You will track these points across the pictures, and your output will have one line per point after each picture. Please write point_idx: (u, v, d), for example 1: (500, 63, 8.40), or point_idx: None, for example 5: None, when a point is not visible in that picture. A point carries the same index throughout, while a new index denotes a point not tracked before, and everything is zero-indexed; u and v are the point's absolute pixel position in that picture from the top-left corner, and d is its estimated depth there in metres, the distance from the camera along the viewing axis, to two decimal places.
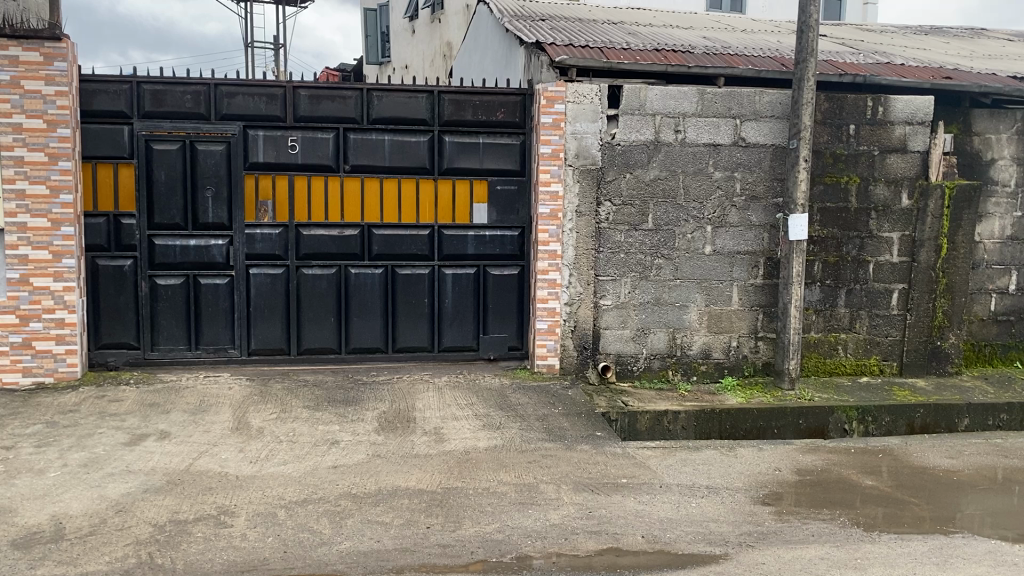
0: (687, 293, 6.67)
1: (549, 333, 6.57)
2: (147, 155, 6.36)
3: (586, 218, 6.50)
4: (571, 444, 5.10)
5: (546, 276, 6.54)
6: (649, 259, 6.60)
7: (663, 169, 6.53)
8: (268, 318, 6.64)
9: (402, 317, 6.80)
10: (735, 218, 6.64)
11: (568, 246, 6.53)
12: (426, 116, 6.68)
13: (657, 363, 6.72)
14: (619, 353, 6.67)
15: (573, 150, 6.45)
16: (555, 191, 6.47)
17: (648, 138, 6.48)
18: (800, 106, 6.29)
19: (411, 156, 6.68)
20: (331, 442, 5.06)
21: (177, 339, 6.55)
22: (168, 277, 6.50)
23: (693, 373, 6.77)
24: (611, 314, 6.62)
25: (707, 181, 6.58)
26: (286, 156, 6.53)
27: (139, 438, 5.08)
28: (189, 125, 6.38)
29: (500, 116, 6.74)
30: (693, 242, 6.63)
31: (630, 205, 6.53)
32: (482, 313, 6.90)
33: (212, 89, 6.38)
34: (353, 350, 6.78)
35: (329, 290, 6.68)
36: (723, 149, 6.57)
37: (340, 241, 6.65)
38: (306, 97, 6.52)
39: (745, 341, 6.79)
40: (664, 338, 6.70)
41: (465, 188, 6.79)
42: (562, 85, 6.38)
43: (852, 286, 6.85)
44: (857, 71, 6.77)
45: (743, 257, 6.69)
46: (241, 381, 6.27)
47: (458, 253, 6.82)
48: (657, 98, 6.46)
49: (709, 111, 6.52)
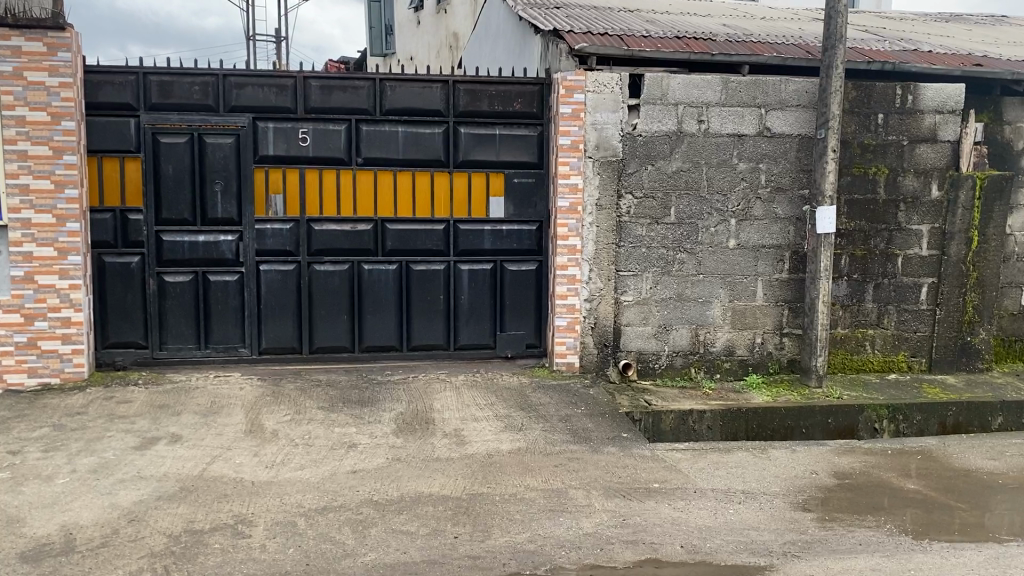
0: (710, 288, 6.48)
1: (569, 330, 6.38)
2: (153, 149, 6.17)
3: (606, 212, 6.31)
4: (598, 446, 4.92)
5: (565, 272, 6.34)
6: (671, 253, 6.41)
7: (686, 160, 6.33)
8: (279, 316, 6.46)
9: (417, 314, 6.61)
10: (761, 210, 6.44)
11: (588, 241, 6.33)
12: (441, 107, 6.48)
13: (680, 360, 6.53)
14: (640, 350, 6.48)
15: (593, 141, 6.25)
16: (574, 184, 6.27)
17: (671, 128, 6.29)
18: (828, 94, 6.09)
19: (425, 148, 6.48)
20: (349, 445, 4.88)
21: (186, 337, 6.37)
22: (176, 274, 6.31)
23: (716, 370, 6.58)
24: (632, 310, 6.43)
25: (731, 173, 6.39)
26: (297, 148, 6.33)
27: (150, 441, 4.90)
28: (197, 118, 6.19)
29: (517, 106, 6.54)
30: (717, 236, 6.43)
31: (652, 197, 6.33)
32: (499, 310, 6.70)
33: (221, 79, 6.19)
34: (366, 349, 6.60)
35: (341, 287, 6.49)
36: (747, 140, 6.37)
37: (353, 237, 6.46)
38: (317, 88, 6.32)
39: (771, 338, 6.60)
40: (687, 335, 6.51)
41: (481, 181, 6.58)
42: (582, 74, 6.18)
43: (880, 281, 6.65)
44: (885, 58, 6.56)
45: (768, 251, 6.49)
46: (252, 381, 6.09)
47: (474, 249, 6.62)
48: (680, 87, 6.26)
49: (733, 101, 6.32)
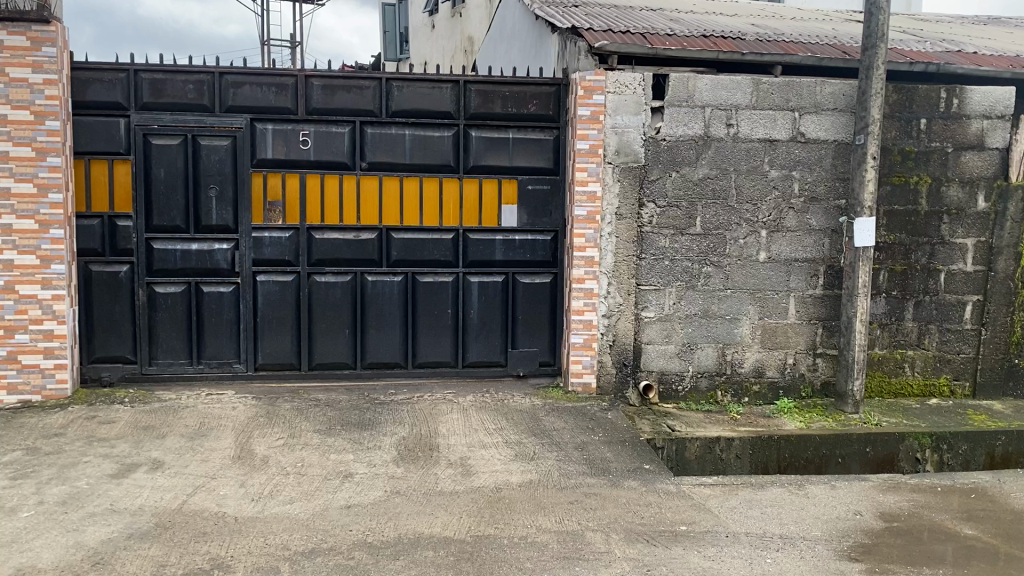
0: (738, 304, 6.03)
1: (585, 347, 5.95)
2: (144, 151, 5.79)
3: (626, 221, 5.87)
4: (617, 480, 4.48)
5: (581, 285, 5.91)
6: (696, 267, 5.96)
7: (713, 167, 5.90)
8: (276, 330, 6.05)
9: (423, 329, 6.19)
10: (793, 221, 5.99)
11: (607, 252, 5.90)
12: (451, 109, 6.07)
13: (705, 382, 6.08)
14: (662, 371, 6.03)
15: (613, 146, 5.82)
16: (592, 192, 5.84)
17: (697, 133, 5.85)
18: (868, 97, 5.64)
19: (433, 153, 6.07)
20: (345, 476, 4.45)
21: (177, 352, 5.98)
22: (168, 284, 5.92)
23: (745, 394, 6.12)
24: (654, 327, 5.98)
25: (762, 181, 5.94)
26: (297, 152, 5.94)
27: (128, 468, 4.50)
28: (191, 118, 5.81)
29: (531, 108, 6.13)
30: (746, 249, 5.99)
31: (676, 206, 5.90)
32: (511, 325, 6.27)
33: (217, 78, 5.81)
34: (369, 366, 6.18)
35: (343, 300, 6.08)
36: (780, 145, 5.93)
37: (356, 246, 6.05)
38: (319, 88, 5.93)
39: (803, 359, 6.13)
40: (713, 354, 6.05)
41: (493, 188, 6.17)
42: (602, 73, 5.76)
43: (921, 298, 6.17)
44: (928, 58, 6.10)
45: (801, 265, 6.03)
46: (246, 400, 5.68)
47: (485, 260, 6.20)
48: (707, 89, 5.83)
49: (765, 103, 5.88)
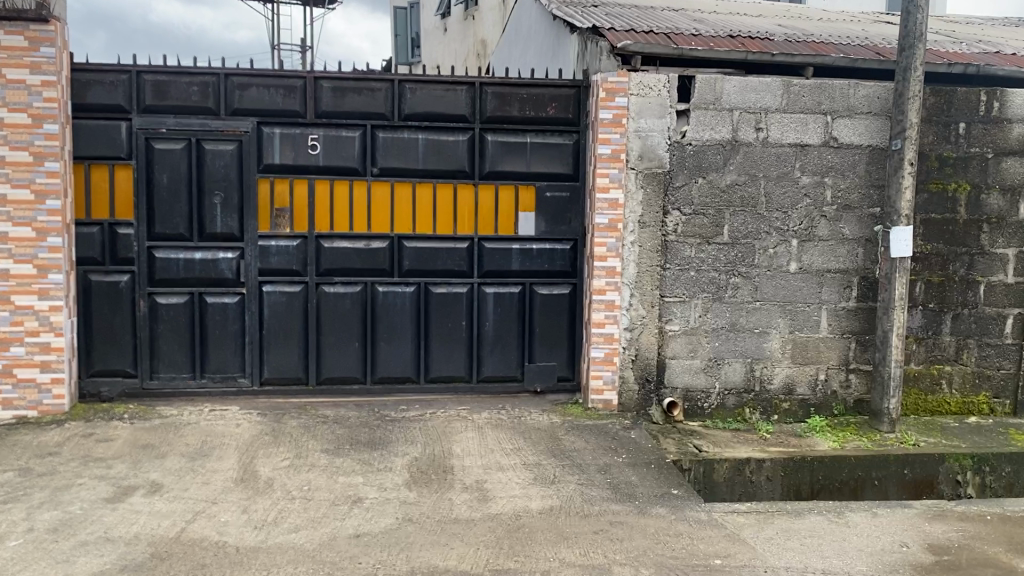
0: (767, 317, 5.74)
1: (606, 362, 5.67)
2: (147, 156, 5.56)
3: (650, 230, 5.59)
4: (644, 507, 4.19)
5: (602, 296, 5.64)
6: (724, 277, 5.68)
7: (741, 173, 5.62)
8: (282, 343, 5.79)
9: (437, 343, 5.92)
10: (825, 230, 5.71)
11: (629, 262, 5.62)
12: (466, 112, 5.81)
13: (732, 399, 5.79)
14: (687, 387, 5.74)
15: (636, 151, 5.55)
16: (614, 199, 5.57)
17: (725, 137, 5.58)
18: (905, 100, 5.35)
19: (448, 158, 5.82)
20: (354, 501, 4.18)
21: (179, 366, 5.73)
22: (170, 295, 5.68)
23: (774, 411, 5.83)
24: (679, 341, 5.70)
25: (793, 188, 5.66)
26: (306, 157, 5.69)
27: (124, 492, 4.24)
28: (195, 122, 5.58)
29: (550, 112, 5.86)
30: (776, 259, 5.70)
31: (702, 214, 5.62)
32: (528, 338, 5.99)
33: (223, 80, 5.57)
34: (380, 380, 5.91)
35: (353, 311, 5.82)
36: (811, 150, 5.65)
37: (367, 255, 5.79)
38: (329, 90, 5.68)
39: (835, 375, 5.84)
40: (741, 369, 5.76)
41: (509, 194, 5.90)
42: (625, 75, 5.49)
43: (959, 311, 5.87)
44: (967, 59, 5.81)
45: (833, 276, 5.74)
46: (251, 417, 5.43)
47: (501, 270, 5.93)
48: (735, 91, 5.55)
49: (795, 107, 5.60)
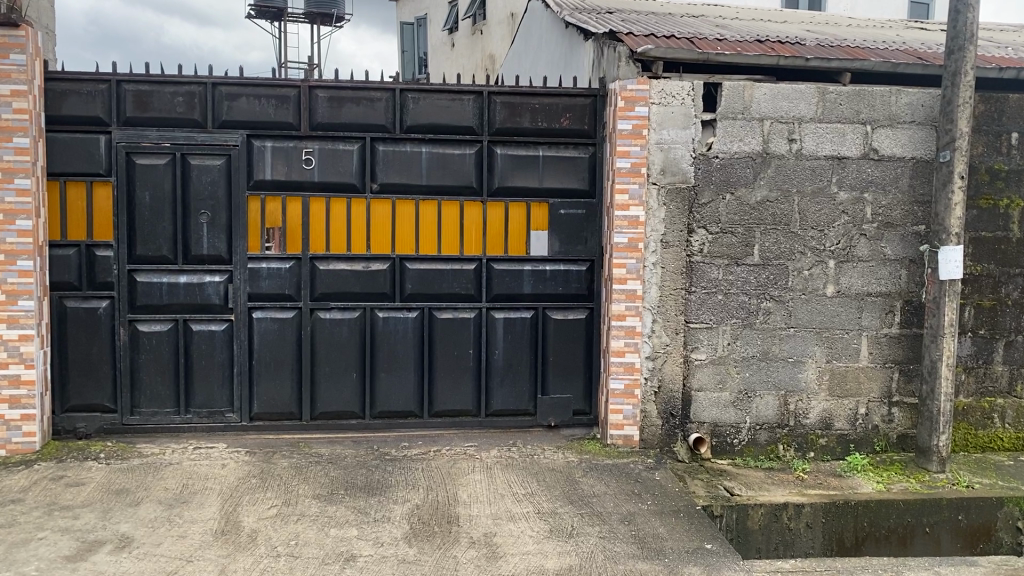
0: (803, 345, 5.25)
1: (626, 396, 5.18)
2: (127, 172, 5.13)
3: (674, 250, 5.13)
4: (675, 567, 3.71)
5: (622, 323, 5.15)
6: (755, 302, 5.20)
7: (773, 188, 5.15)
8: (274, 375, 5.33)
9: (441, 374, 5.44)
10: (865, 250, 5.23)
11: (651, 285, 5.15)
12: (473, 123, 5.37)
13: (764, 435, 5.30)
14: (715, 422, 5.25)
15: (658, 164, 5.09)
16: (634, 217, 5.10)
17: (755, 149, 5.12)
18: (954, 107, 4.89)
19: (453, 173, 5.37)
20: (347, 559, 3.71)
21: (162, 400, 5.27)
22: (153, 322, 5.23)
23: (810, 448, 5.33)
24: (706, 371, 5.21)
25: (829, 205, 5.19)
26: (299, 172, 5.26)
27: (89, 548, 3.77)
28: (180, 135, 5.15)
29: (564, 122, 5.41)
30: (811, 282, 5.22)
31: (731, 233, 5.15)
32: (541, 369, 5.50)
33: (209, 89, 5.15)
34: (379, 415, 5.44)
35: (351, 340, 5.36)
36: (849, 163, 5.18)
37: (365, 278, 5.34)
38: (324, 100, 5.25)
39: (876, 408, 5.34)
40: (774, 403, 5.27)
41: (520, 212, 5.44)
42: (645, 82, 5.04)
43: (1011, 338, 5.36)
44: (1019, 63, 5.33)
45: (874, 300, 5.26)
46: (237, 456, 4.97)
47: (511, 294, 5.45)
48: (767, 99, 5.10)
49: (832, 116, 5.14)
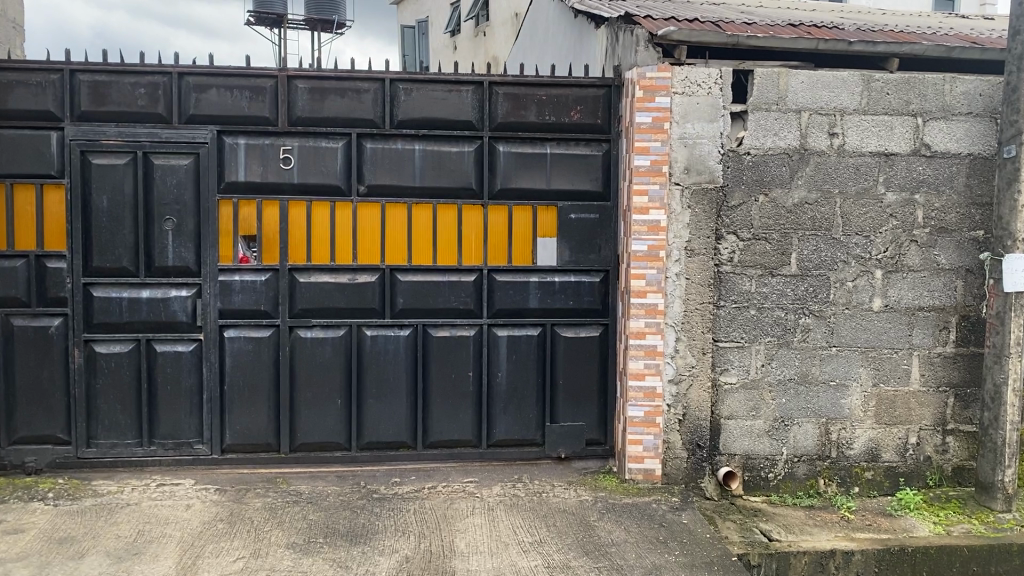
0: (846, 366, 4.64)
1: (646, 425, 4.59)
2: (82, 173, 4.54)
3: (700, 259, 4.52)
4: None
5: (641, 341, 4.56)
6: (792, 318, 4.59)
7: (812, 188, 4.55)
8: (248, 401, 4.73)
9: (437, 400, 4.84)
10: (916, 259, 4.62)
11: (674, 299, 4.55)
12: (473, 117, 4.77)
13: (803, 469, 4.68)
14: (747, 454, 4.64)
15: (682, 162, 4.50)
16: (654, 221, 4.51)
17: (791, 145, 4.53)
18: (1021, 95, 4.27)
19: (450, 173, 4.77)
20: None
21: (123, 430, 4.67)
22: (111, 342, 4.63)
23: (855, 483, 4.70)
24: (737, 397, 4.60)
25: (875, 207, 4.59)
26: (276, 173, 4.67)
27: None
28: (142, 131, 4.57)
29: (575, 116, 4.82)
30: (855, 294, 4.61)
31: (764, 239, 4.55)
32: (550, 393, 4.89)
33: (175, 79, 4.57)
34: (368, 447, 4.83)
35: (335, 362, 4.76)
36: (898, 160, 4.58)
37: (351, 292, 4.74)
38: (305, 91, 4.66)
39: (929, 437, 4.71)
40: (813, 431, 4.66)
41: (526, 217, 4.83)
42: (667, 69, 4.45)
43: None
44: None
45: (926, 315, 4.64)
46: (205, 496, 4.37)
47: (516, 310, 4.84)
48: (804, 87, 4.51)
49: (877, 107, 4.55)
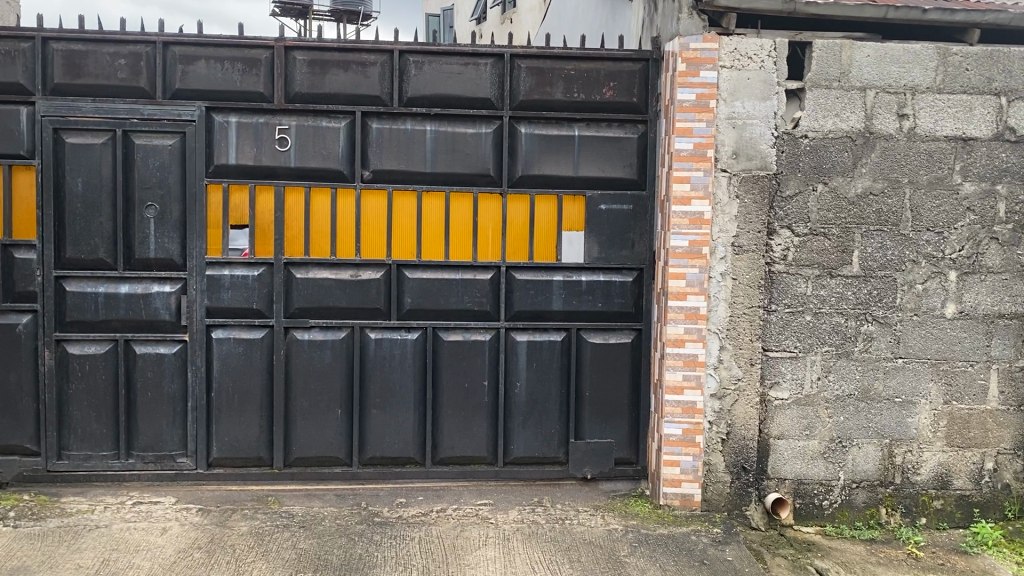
0: (914, 381, 4.06)
1: (685, 444, 4.06)
2: (54, 154, 4.07)
3: (749, 256, 3.98)
4: None
5: (679, 349, 4.03)
6: (853, 325, 4.03)
7: (878, 177, 3.98)
8: (237, 411, 4.23)
9: (448, 412, 4.32)
10: (997, 259, 4.03)
11: (718, 303, 4.01)
12: (492, 95, 4.25)
13: (862, 496, 4.12)
14: (799, 478, 4.09)
15: (729, 146, 3.95)
16: (696, 213, 3.97)
17: (855, 127, 3.96)
18: None
19: (466, 157, 4.25)
20: None
21: (98, 440, 4.20)
22: (86, 343, 4.16)
23: (921, 513, 4.13)
24: (789, 414, 4.05)
25: (950, 200, 4.00)
26: (271, 155, 4.16)
27: None
28: (121, 107, 4.07)
29: (607, 94, 4.28)
30: (925, 299, 4.04)
31: (822, 235, 3.99)
32: (575, 406, 4.36)
33: (159, 49, 4.08)
34: (370, 463, 4.32)
35: (335, 368, 4.25)
36: (978, 145, 3.99)
37: (353, 289, 4.22)
38: (303, 64, 4.15)
39: (1007, 463, 4.13)
40: (875, 454, 4.09)
41: (550, 207, 4.30)
42: (714, 39, 3.90)
43: None
44: None
45: (1007, 324, 4.05)
46: (185, 517, 3.88)
47: (538, 312, 4.31)
48: (870, 62, 3.94)
49: (955, 84, 3.97)
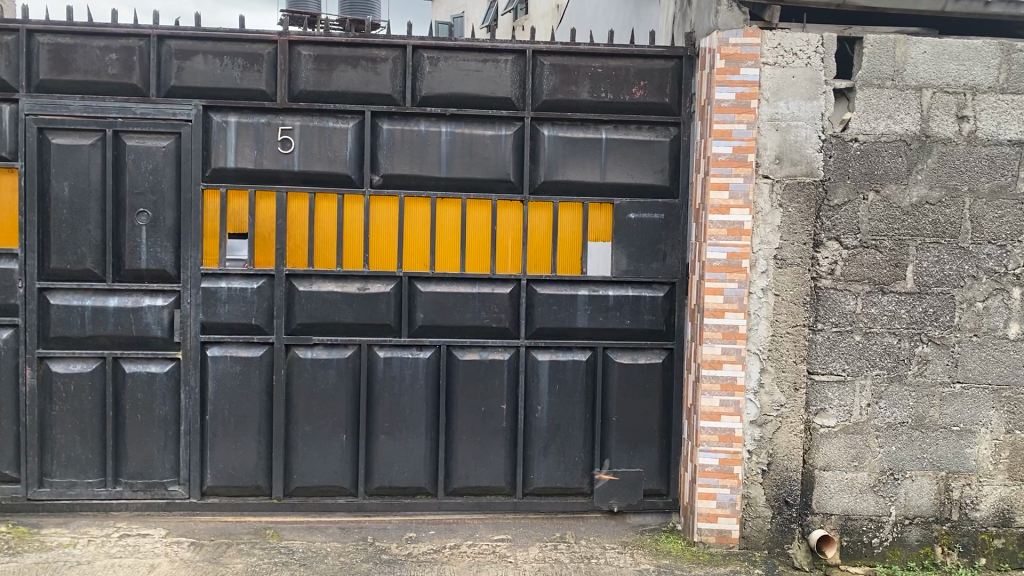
0: (974, 408, 3.70)
1: (722, 475, 3.72)
2: (39, 156, 3.76)
3: (793, 270, 3.64)
4: None
5: (716, 372, 3.69)
6: (907, 346, 3.68)
7: (935, 185, 3.64)
8: (235, 436, 3.90)
9: (463, 438, 3.98)
10: None
11: (759, 321, 3.67)
12: (513, 94, 3.92)
13: (916, 534, 3.75)
14: (846, 514, 3.73)
15: (772, 150, 3.62)
16: (735, 223, 3.63)
17: (910, 130, 3.62)
18: None
19: (484, 161, 3.92)
20: None
21: (83, 466, 3.87)
22: (71, 361, 3.84)
23: (981, 553, 3.76)
24: (835, 443, 3.70)
25: (1014, 209, 3.65)
26: (273, 158, 3.85)
27: None
28: (111, 105, 3.76)
29: (637, 94, 3.95)
30: (986, 319, 3.69)
31: (873, 248, 3.65)
32: (601, 433, 4.02)
33: (154, 43, 3.77)
34: (378, 492, 3.98)
35: (340, 389, 3.92)
36: None
37: (361, 304, 3.89)
38: (309, 60, 3.84)
39: None
40: (929, 487, 3.73)
41: (574, 216, 3.96)
42: (756, 33, 3.57)
43: None
44: None
45: None
46: (176, 553, 3.55)
47: (561, 330, 3.97)
48: (927, 58, 3.61)
49: (1020, 83, 3.63)
